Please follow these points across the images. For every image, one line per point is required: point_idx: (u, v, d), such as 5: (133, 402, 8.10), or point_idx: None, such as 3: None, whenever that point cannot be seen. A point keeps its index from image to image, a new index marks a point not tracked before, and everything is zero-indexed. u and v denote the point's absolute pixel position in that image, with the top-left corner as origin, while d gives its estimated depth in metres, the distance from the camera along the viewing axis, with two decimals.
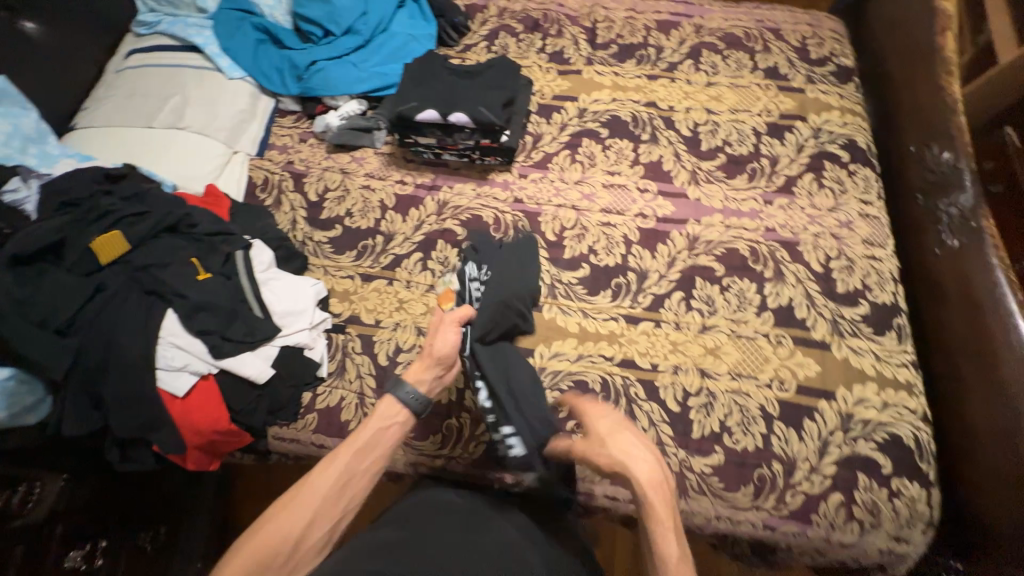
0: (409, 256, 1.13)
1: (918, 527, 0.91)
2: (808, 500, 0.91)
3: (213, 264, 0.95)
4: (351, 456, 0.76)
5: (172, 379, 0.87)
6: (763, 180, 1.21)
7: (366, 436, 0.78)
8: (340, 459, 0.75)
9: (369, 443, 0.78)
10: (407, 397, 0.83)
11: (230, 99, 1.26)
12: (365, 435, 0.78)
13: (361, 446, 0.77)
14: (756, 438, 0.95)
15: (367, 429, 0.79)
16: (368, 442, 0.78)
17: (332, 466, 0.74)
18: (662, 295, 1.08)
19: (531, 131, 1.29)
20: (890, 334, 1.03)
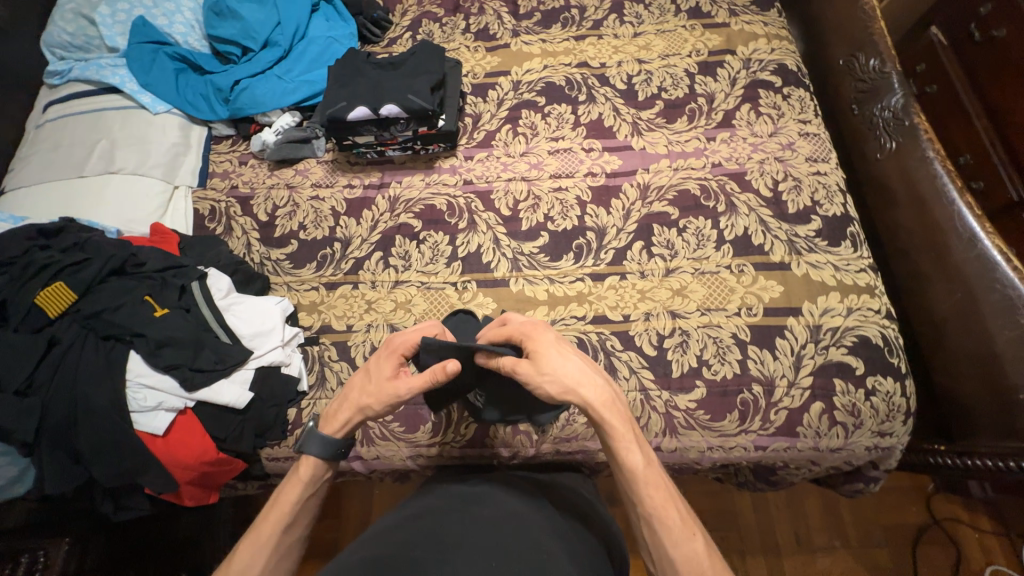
0: (369, 257, 1.13)
1: (898, 418, 0.94)
2: (792, 415, 0.94)
3: (169, 299, 0.94)
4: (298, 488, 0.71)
5: (149, 420, 0.86)
6: (703, 119, 1.23)
7: (286, 502, 0.70)
8: (267, 536, 0.67)
9: (292, 511, 0.70)
10: (324, 450, 0.74)
11: (159, 135, 1.23)
12: (284, 504, 0.70)
13: (285, 514, 0.69)
14: (733, 365, 0.97)
15: (281, 497, 0.71)
16: (293, 504, 0.70)
17: (259, 545, 0.67)
18: (622, 248, 1.10)
19: (469, 112, 1.29)
20: (846, 244, 1.06)
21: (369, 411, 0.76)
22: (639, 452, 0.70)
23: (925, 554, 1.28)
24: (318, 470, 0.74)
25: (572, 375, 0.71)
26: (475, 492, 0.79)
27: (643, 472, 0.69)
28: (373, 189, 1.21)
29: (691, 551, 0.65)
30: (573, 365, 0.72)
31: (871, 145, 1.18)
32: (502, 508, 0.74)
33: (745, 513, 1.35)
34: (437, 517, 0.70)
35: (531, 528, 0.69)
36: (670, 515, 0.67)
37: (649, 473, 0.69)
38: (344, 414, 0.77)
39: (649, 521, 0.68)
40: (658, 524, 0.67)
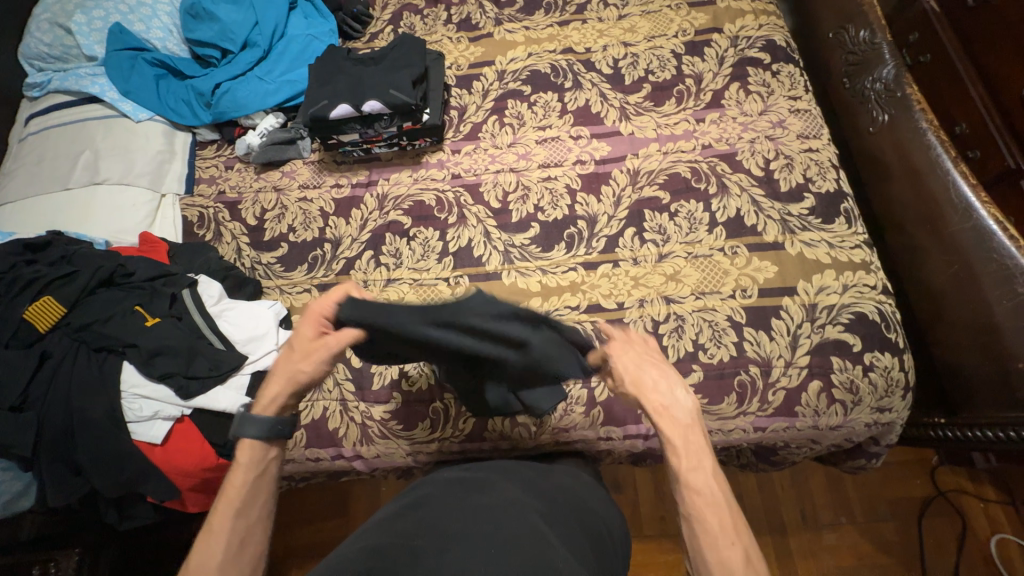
0: (360, 256, 1.12)
1: (898, 393, 0.94)
2: (790, 395, 0.94)
3: (159, 308, 0.93)
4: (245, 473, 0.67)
5: (146, 429, 0.87)
6: (692, 100, 1.21)
7: (234, 488, 0.65)
8: (218, 526, 0.63)
9: (242, 496, 0.65)
10: (261, 430, 0.68)
11: (143, 143, 1.22)
12: (230, 490, 0.65)
13: (236, 499, 0.65)
14: (730, 348, 0.97)
15: (227, 485, 0.66)
16: (244, 489, 0.66)
17: (212, 535, 0.62)
18: (614, 236, 1.09)
19: (455, 105, 1.27)
20: (839, 220, 1.05)
21: (304, 379, 0.71)
22: (683, 451, 0.66)
23: (931, 525, 1.29)
24: (260, 451, 0.69)
25: (629, 369, 0.72)
26: (475, 480, 0.77)
27: (689, 475, 0.65)
28: (361, 188, 1.20)
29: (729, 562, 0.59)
30: (632, 364, 0.73)
31: (864, 118, 1.16)
32: (500, 497, 0.71)
33: (750, 494, 1.35)
34: (438, 508, 0.68)
35: (531, 518, 0.67)
36: (711, 514, 0.62)
37: (694, 474, 0.64)
38: (273, 392, 0.71)
39: (689, 523, 0.62)
40: (697, 526, 0.62)
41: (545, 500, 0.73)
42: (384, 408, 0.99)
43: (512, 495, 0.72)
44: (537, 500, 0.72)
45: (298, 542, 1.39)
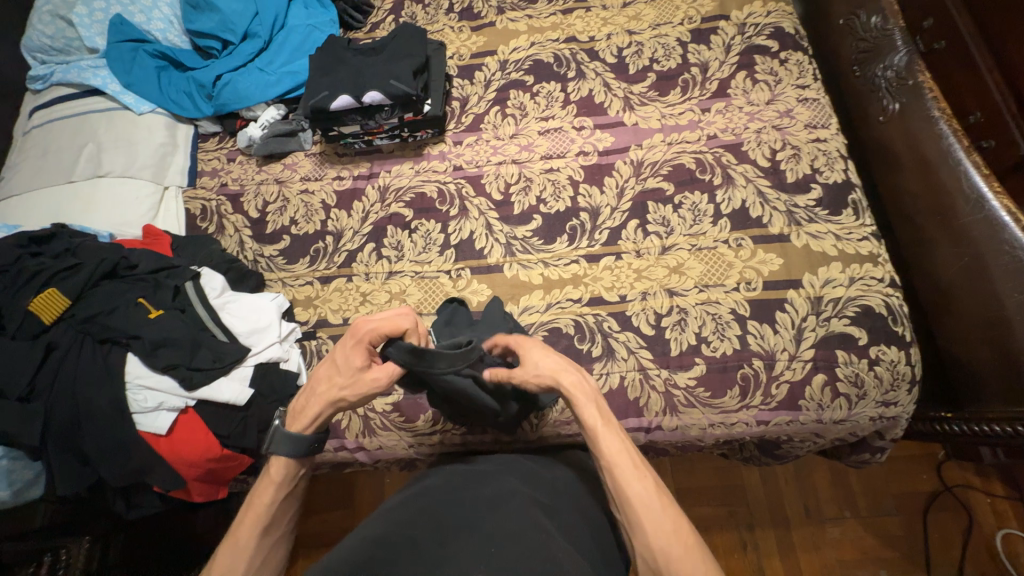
0: (362, 249, 1.12)
1: (904, 387, 0.93)
2: (793, 388, 0.93)
3: (163, 300, 0.94)
4: (276, 487, 0.68)
5: (152, 420, 0.88)
6: (697, 90, 1.18)
7: (261, 506, 0.67)
8: (244, 538, 0.65)
9: (270, 512, 0.67)
10: (294, 450, 0.69)
11: (146, 136, 1.22)
12: (259, 506, 0.67)
13: (263, 514, 0.66)
14: (733, 341, 0.96)
15: (256, 499, 0.68)
16: (271, 504, 0.67)
17: (237, 548, 0.64)
18: (617, 228, 1.08)
19: (456, 96, 1.26)
20: (847, 212, 1.03)
21: (346, 404, 0.73)
22: (591, 409, 0.67)
23: (935, 520, 1.28)
24: (291, 469, 0.70)
25: (534, 351, 0.75)
26: (476, 471, 0.77)
27: (599, 434, 0.65)
28: (363, 180, 1.19)
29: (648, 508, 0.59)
30: (539, 350, 0.75)
31: (874, 107, 1.14)
32: (502, 487, 0.71)
33: (753, 487, 1.35)
34: (424, 498, 0.69)
35: (532, 509, 0.67)
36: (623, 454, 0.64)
37: (602, 430, 0.66)
38: (314, 409, 0.72)
39: (608, 477, 0.63)
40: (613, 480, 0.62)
41: (548, 493, 0.73)
42: (386, 400, 1.00)
43: (515, 486, 0.72)
44: (539, 492, 0.73)
45: (303, 531, 1.41)
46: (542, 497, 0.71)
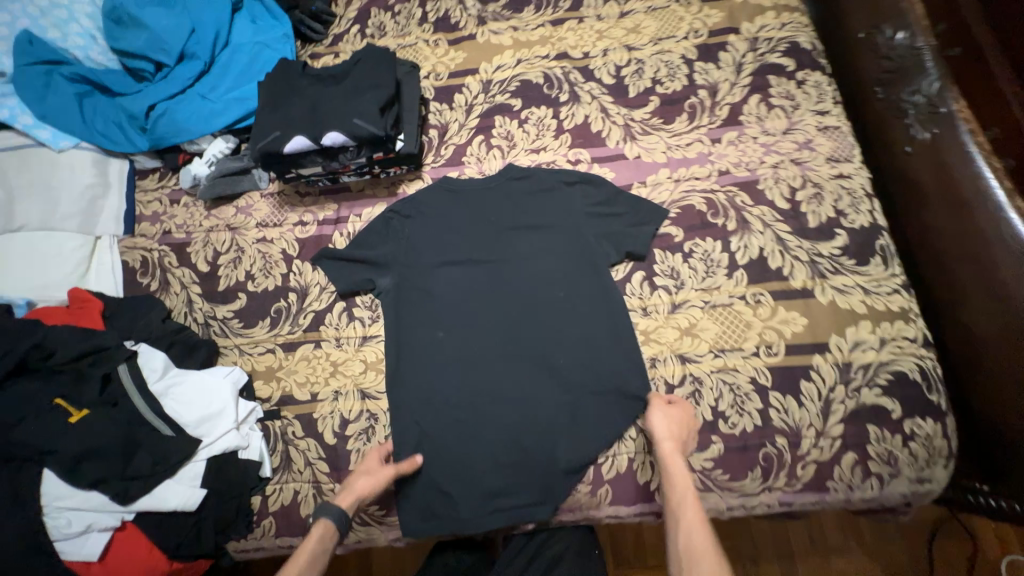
0: (331, 309, 0.98)
1: (939, 463, 0.83)
2: (821, 468, 0.83)
3: (87, 397, 0.79)
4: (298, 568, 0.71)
5: (78, 546, 0.74)
6: (705, 117, 1.05)
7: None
8: None
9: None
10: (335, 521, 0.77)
11: (68, 177, 1.04)
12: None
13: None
14: (753, 416, 0.85)
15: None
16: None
17: None
18: (621, 281, 0.96)
19: (434, 123, 1.11)
20: (875, 261, 0.92)
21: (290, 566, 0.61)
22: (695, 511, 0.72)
23: (942, 551, 1.25)
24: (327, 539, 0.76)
25: (663, 427, 0.79)
26: (495, 373, 0.91)
27: (702, 545, 0.69)
28: (329, 225, 1.05)
29: None
30: (674, 419, 0.82)
31: (899, 135, 1.01)
32: (548, 339, 0.92)
33: (759, 530, 1.30)
34: (481, 352, 0.92)
35: (555, 312, 0.93)
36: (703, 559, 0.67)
37: (698, 528, 0.70)
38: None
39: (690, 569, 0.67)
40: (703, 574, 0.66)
41: (583, 353, 0.91)
42: None
43: (536, 357, 0.91)
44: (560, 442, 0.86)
45: None
46: (577, 347, 0.91)
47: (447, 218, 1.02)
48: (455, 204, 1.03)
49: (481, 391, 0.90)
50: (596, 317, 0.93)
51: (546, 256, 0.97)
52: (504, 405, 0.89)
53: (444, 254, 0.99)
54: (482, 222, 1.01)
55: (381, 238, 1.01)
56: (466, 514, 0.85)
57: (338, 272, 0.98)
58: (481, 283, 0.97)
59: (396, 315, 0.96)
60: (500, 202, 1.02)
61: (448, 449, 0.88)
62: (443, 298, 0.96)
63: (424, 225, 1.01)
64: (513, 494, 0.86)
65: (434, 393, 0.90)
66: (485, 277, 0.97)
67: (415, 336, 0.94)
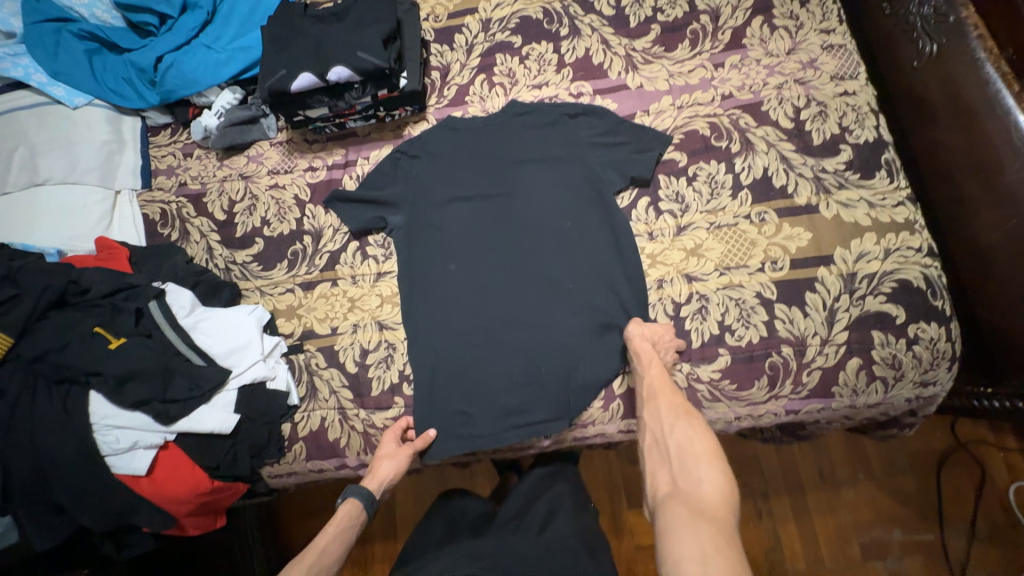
0: (345, 249, 1.01)
1: (943, 366, 0.85)
2: (826, 374, 0.86)
3: (124, 328, 0.84)
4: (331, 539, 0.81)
5: (127, 461, 0.80)
6: (708, 43, 1.04)
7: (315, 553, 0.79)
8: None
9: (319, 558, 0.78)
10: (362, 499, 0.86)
11: (84, 133, 1.07)
12: (315, 550, 0.79)
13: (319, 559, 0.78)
14: (760, 328, 0.88)
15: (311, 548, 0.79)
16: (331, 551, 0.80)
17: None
18: (626, 208, 0.98)
19: (435, 65, 1.11)
20: (880, 174, 0.92)
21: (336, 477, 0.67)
22: (654, 363, 0.81)
23: (950, 476, 1.28)
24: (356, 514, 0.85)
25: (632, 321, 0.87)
26: (504, 298, 0.94)
27: (665, 391, 0.78)
28: (338, 169, 1.07)
29: (692, 431, 0.73)
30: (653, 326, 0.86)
31: (907, 51, 0.99)
32: (556, 266, 0.94)
33: (769, 461, 1.33)
34: (490, 280, 0.95)
35: (562, 239, 0.95)
36: (669, 403, 0.77)
37: (658, 378, 0.80)
38: None
39: (655, 415, 0.77)
40: (659, 404, 0.78)
41: (591, 277, 0.93)
42: (386, 415, 0.92)
43: (543, 280, 0.94)
44: (568, 359, 0.90)
45: (294, 540, 1.29)
46: (586, 272, 0.93)
47: (453, 155, 1.03)
48: (460, 141, 1.04)
49: (491, 317, 0.93)
50: (602, 240, 0.94)
51: (552, 187, 0.98)
52: (513, 328, 0.92)
53: (451, 190, 1.01)
54: (487, 158, 1.02)
55: (392, 178, 1.02)
56: (482, 430, 0.89)
57: (351, 212, 1.00)
58: (488, 216, 0.99)
59: (408, 248, 0.99)
60: (505, 137, 1.03)
61: (464, 372, 0.91)
62: (453, 232, 0.98)
63: (431, 163, 1.03)
64: (523, 409, 0.89)
65: (447, 319, 0.94)
66: (492, 210, 0.99)
67: (427, 269, 0.97)
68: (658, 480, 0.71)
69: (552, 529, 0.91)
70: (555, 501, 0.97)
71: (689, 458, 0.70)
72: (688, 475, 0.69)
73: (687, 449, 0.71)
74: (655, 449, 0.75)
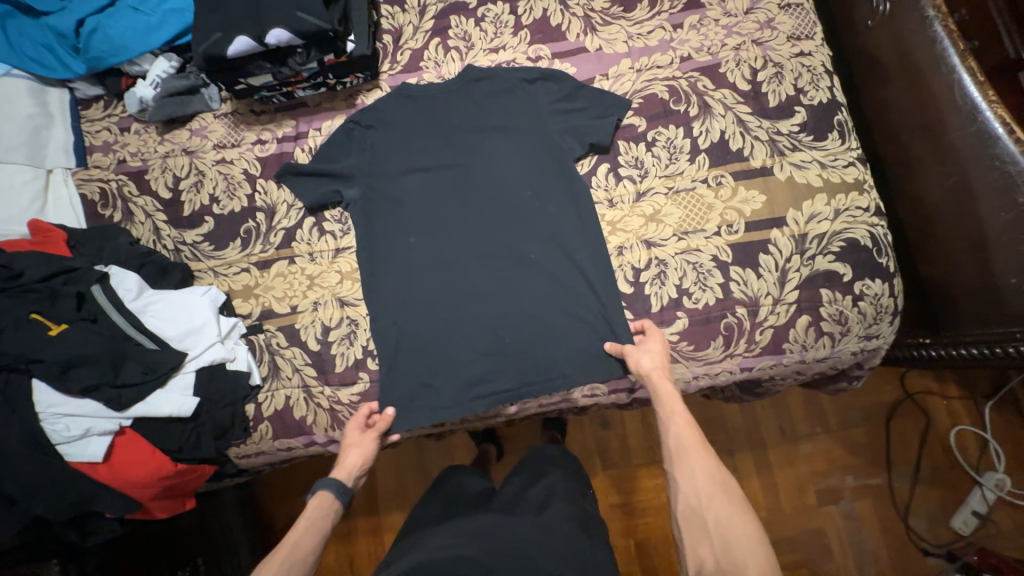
0: (300, 225, 0.98)
1: (886, 319, 0.90)
2: (778, 332, 0.89)
3: (65, 313, 0.81)
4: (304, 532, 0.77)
5: (81, 449, 0.78)
6: (666, 2, 1.02)
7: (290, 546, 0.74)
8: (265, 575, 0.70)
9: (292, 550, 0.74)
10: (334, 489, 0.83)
11: (5, 107, 0.99)
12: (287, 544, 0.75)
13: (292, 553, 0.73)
14: (715, 291, 0.90)
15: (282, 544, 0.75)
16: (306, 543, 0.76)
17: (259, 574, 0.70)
18: (586, 175, 0.97)
19: (386, 28, 1.06)
20: (832, 135, 0.94)
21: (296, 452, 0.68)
22: (681, 415, 0.75)
23: (898, 424, 1.37)
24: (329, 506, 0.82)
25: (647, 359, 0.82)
26: (465, 273, 0.93)
27: (694, 447, 0.72)
28: (289, 142, 1.02)
29: (731, 498, 0.66)
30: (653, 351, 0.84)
31: (861, 9, 0.99)
32: (518, 238, 0.93)
33: (733, 419, 1.40)
34: (452, 256, 0.94)
35: (523, 212, 0.94)
36: (702, 462, 0.70)
37: (687, 433, 0.73)
38: None
39: (686, 476, 0.70)
40: (691, 462, 0.70)
41: (553, 247, 0.93)
42: (351, 391, 0.92)
43: (504, 253, 0.93)
44: (529, 329, 0.91)
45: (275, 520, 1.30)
46: (548, 244, 0.93)
47: (410, 126, 0.99)
48: (416, 110, 1.00)
49: (453, 292, 0.93)
50: (562, 210, 0.94)
51: (512, 157, 0.96)
52: (475, 301, 0.92)
53: (411, 163, 0.98)
54: (444, 128, 0.99)
55: (346, 151, 0.98)
56: (447, 402, 0.90)
57: (305, 186, 0.97)
58: (448, 190, 0.97)
59: (367, 222, 0.96)
60: (460, 105, 1.00)
61: (428, 346, 0.92)
62: (414, 205, 0.96)
63: (389, 134, 0.99)
64: (485, 380, 0.90)
65: (408, 293, 0.93)
66: (454, 181, 0.97)
67: (387, 243, 0.95)
68: (699, 556, 0.63)
69: (552, 507, 0.91)
70: (555, 483, 0.97)
71: (731, 530, 0.63)
72: (731, 550, 0.61)
73: (728, 519, 0.64)
74: (690, 517, 0.67)
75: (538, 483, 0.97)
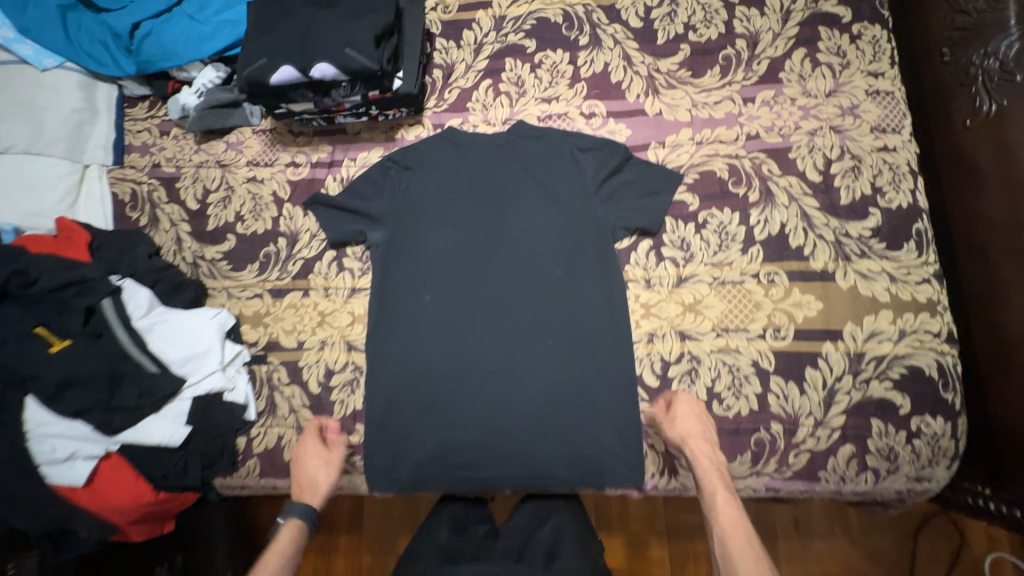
0: (320, 258, 0.95)
1: (942, 463, 0.79)
2: (814, 458, 0.80)
3: (70, 328, 0.80)
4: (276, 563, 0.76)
5: (63, 471, 0.76)
6: (739, 72, 0.94)
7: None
8: None
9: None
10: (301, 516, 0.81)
11: (55, 99, 1.00)
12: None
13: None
14: (750, 401, 0.81)
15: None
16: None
17: None
18: (625, 249, 0.90)
19: (438, 63, 1.01)
20: (908, 246, 0.84)
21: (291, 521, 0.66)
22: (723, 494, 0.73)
23: (926, 543, 1.23)
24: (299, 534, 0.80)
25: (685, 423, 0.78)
26: (476, 339, 0.87)
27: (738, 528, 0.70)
28: (322, 168, 0.99)
29: None
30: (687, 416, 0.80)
31: (961, 106, 0.88)
32: (538, 311, 0.87)
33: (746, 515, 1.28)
34: (466, 320, 0.88)
35: (548, 285, 0.87)
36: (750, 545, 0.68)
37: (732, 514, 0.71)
38: None
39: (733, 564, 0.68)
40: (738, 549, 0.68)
41: (574, 334, 0.85)
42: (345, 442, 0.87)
43: (521, 323, 0.87)
44: (534, 411, 0.84)
45: None
46: (569, 322, 0.86)
47: (445, 172, 0.94)
48: (454, 156, 0.95)
49: (461, 358, 0.87)
50: (590, 288, 0.87)
51: (547, 227, 0.90)
52: (480, 373, 0.86)
53: (441, 213, 0.92)
54: (481, 179, 0.93)
55: (376, 188, 0.94)
56: (436, 474, 0.84)
57: (330, 218, 0.93)
58: (475, 248, 0.91)
59: (386, 268, 0.91)
60: (500, 157, 0.94)
61: (422, 415, 0.86)
62: (435, 259, 0.91)
63: (424, 177, 0.94)
64: (477, 457, 0.84)
65: (415, 351, 0.88)
66: (482, 241, 0.91)
67: (403, 294, 0.90)
68: None
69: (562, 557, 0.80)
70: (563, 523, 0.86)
71: None
72: None
73: None
74: None
75: (546, 524, 0.86)
